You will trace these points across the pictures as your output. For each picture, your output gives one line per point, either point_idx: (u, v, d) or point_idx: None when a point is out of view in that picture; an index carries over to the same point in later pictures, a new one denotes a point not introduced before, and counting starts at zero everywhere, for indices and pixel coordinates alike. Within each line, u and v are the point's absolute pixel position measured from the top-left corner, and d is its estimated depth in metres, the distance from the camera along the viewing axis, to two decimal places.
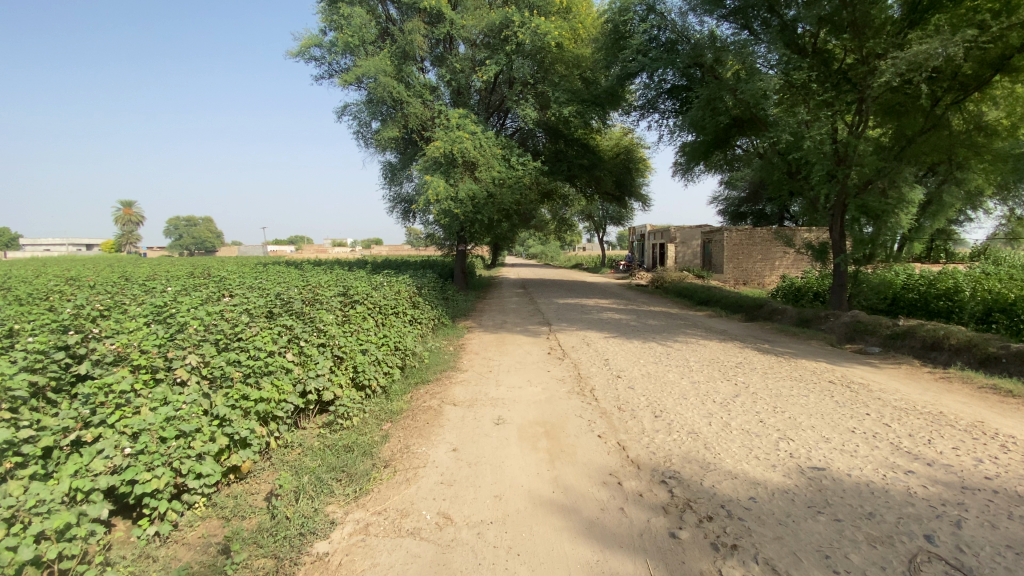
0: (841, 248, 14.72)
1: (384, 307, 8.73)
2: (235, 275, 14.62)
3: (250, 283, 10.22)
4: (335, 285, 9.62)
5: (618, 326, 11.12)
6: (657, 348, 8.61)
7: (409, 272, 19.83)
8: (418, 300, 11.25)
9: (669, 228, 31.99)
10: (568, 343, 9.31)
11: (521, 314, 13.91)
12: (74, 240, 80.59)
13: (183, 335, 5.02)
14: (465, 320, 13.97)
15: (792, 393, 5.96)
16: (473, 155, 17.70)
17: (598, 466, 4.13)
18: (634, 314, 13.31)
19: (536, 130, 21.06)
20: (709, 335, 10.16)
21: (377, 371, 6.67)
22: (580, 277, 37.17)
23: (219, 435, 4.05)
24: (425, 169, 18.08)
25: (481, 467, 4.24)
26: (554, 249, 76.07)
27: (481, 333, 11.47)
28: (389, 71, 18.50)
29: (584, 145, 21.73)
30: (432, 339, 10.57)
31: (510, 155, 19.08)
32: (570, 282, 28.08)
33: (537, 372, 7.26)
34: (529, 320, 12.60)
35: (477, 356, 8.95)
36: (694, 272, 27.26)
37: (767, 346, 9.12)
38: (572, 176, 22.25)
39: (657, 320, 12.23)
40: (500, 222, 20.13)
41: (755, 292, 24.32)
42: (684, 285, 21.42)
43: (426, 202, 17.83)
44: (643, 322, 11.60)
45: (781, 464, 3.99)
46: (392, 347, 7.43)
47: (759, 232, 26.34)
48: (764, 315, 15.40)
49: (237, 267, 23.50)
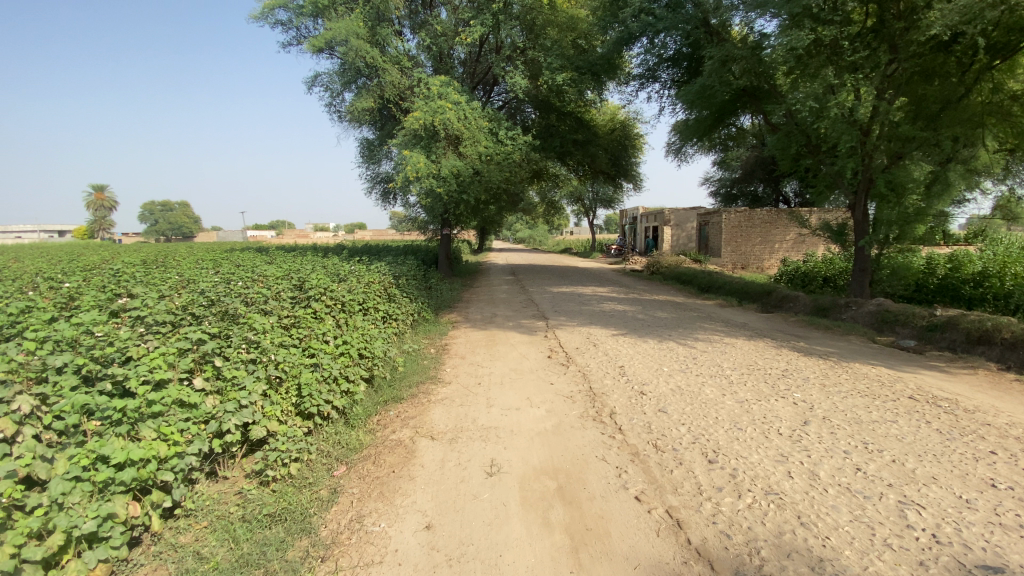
0: (863, 230, 13.42)
1: (346, 303, 7.14)
2: (185, 265, 12.85)
3: (186, 276, 8.52)
4: (287, 277, 7.97)
5: (624, 319, 9.67)
6: (678, 348, 7.17)
7: (387, 258, 18.18)
8: (393, 291, 9.64)
9: (662, 209, 30.59)
10: (571, 343, 7.86)
11: (511, 305, 12.42)
12: (42, 227, 77.31)
13: (27, 362, 3.43)
14: (448, 312, 12.43)
15: (873, 419, 4.58)
16: (457, 127, 16.00)
17: (648, 564, 2.69)
18: (638, 304, 11.89)
19: (526, 102, 19.33)
20: (730, 330, 8.78)
21: (330, 390, 5.13)
22: (569, 261, 35.78)
23: (49, 530, 2.53)
24: (403, 144, 16.38)
25: (467, 568, 2.76)
26: (542, 232, 74.56)
27: (467, 329, 9.95)
28: (362, 34, 16.60)
29: (578, 119, 20.06)
30: (410, 338, 9.04)
31: (496, 129, 17.37)
32: (561, 268, 26.63)
33: (537, 386, 5.78)
34: (521, 313, 11.10)
35: (463, 361, 7.43)
36: (690, 256, 25.95)
37: (804, 345, 7.75)
38: (564, 154, 20.60)
39: (666, 311, 10.84)
40: (487, 203, 18.50)
41: (756, 276, 23.11)
42: (683, 270, 20.11)
43: (405, 181, 16.15)
44: (650, 315, 10.17)
45: (934, 563, 2.61)
46: (355, 355, 5.89)
47: (759, 213, 25.05)
48: (775, 303, 14.12)
49: (201, 254, 21.55)
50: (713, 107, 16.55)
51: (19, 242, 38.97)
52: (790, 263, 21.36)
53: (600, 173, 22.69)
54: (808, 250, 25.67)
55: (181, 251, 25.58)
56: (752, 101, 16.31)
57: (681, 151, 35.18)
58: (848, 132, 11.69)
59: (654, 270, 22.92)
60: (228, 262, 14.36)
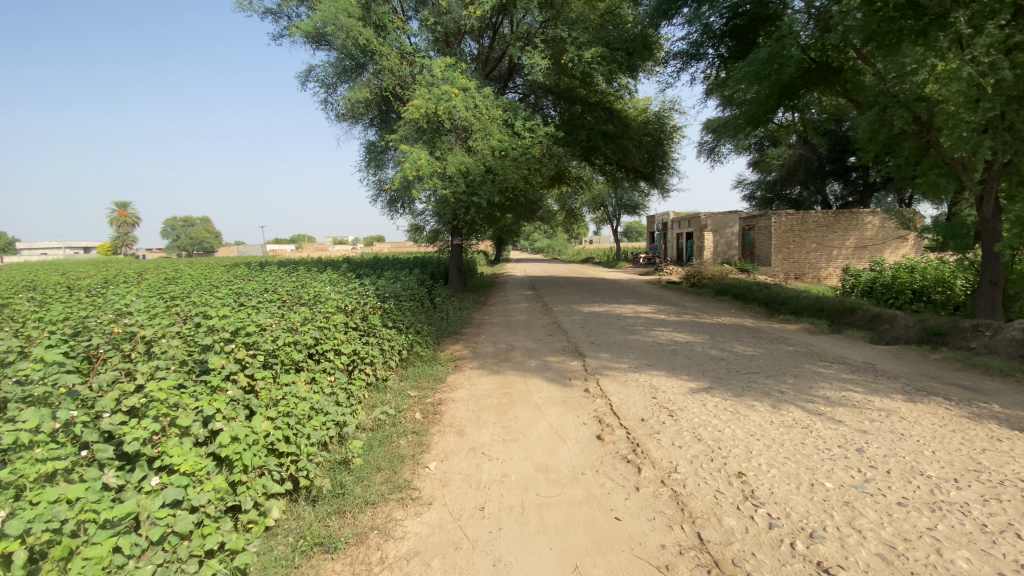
0: (994, 230, 10.46)
1: (268, 354, 4.57)
2: (132, 288, 10.44)
3: (70, 312, 6.04)
4: (198, 311, 5.41)
5: (694, 359, 6.83)
6: (816, 426, 4.34)
7: (387, 273, 15.64)
8: (372, 322, 7.03)
9: (697, 214, 27.61)
10: (630, 405, 5.07)
11: (533, 332, 9.69)
12: (68, 245, 78.45)
13: None
14: (452, 342, 9.75)
15: None
16: (465, 117, 13.46)
17: None
18: (702, 331, 9.01)
19: (546, 93, 16.97)
20: (861, 379, 5.87)
21: (164, 565, 2.50)
22: (593, 271, 32.79)
23: None
24: (404, 138, 13.97)
25: None
26: (562, 242, 71.84)
27: (473, 372, 7.22)
28: (355, 12, 14.26)
29: (607, 109, 17.30)
30: (391, 391, 6.34)
31: (513, 120, 14.67)
32: (588, 280, 23.76)
33: (588, 528, 3.05)
34: (547, 346, 8.37)
35: (462, 437, 4.72)
36: (735, 265, 22.85)
37: (1010, 414, 4.79)
38: (591, 152, 17.83)
39: (745, 343, 7.95)
40: (502, 207, 15.86)
41: (815, 288, 19.94)
42: (733, 282, 17.12)
43: (405, 183, 13.67)
44: (727, 351, 7.29)
45: None
46: (252, 464, 3.28)
47: (814, 216, 21.92)
48: (865, 323, 11.11)
49: (185, 271, 19.29)
50: (771, 88, 13.65)
51: (28, 260, 37.68)
52: (858, 274, 18.16)
53: (631, 172, 19.83)
54: (871, 257, 22.34)
55: (173, 267, 23.50)
56: (826, 75, 13.69)
57: (713, 150, 32.34)
58: (986, 100, 9.07)
59: (695, 281, 19.95)
60: (196, 283, 12.01)
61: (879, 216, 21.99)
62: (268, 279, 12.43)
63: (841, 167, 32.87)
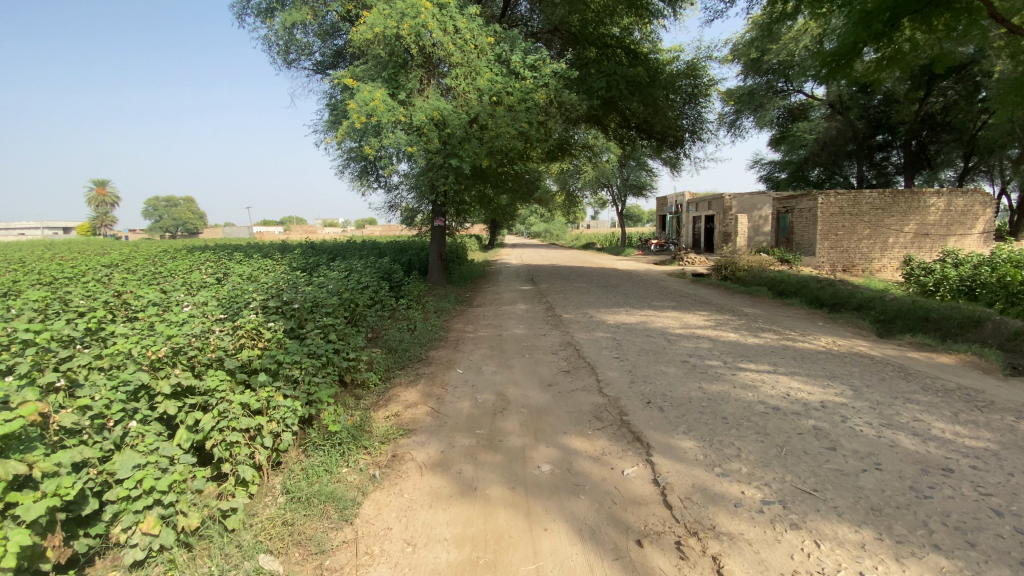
0: None
1: None
2: None
3: None
4: None
5: (893, 473, 3.18)
6: None
7: (342, 262, 11.87)
8: (209, 382, 3.41)
9: (721, 194, 23.94)
10: None
11: (537, 366, 6.03)
12: (47, 225, 74.72)
13: None
14: (406, 379, 6.04)
15: None
16: (440, 42, 9.63)
17: None
18: (822, 373, 5.35)
19: (554, 27, 13.11)
20: None
21: None
22: (598, 259, 28.87)
23: None
24: (356, 75, 10.03)
25: None
26: (561, 227, 67.85)
27: (425, 481, 3.51)
28: None
29: (629, 51, 13.46)
30: (211, 562, 2.73)
31: (509, 54, 10.69)
32: (598, 270, 20.00)
33: None
34: (566, 404, 4.69)
35: None
36: (772, 253, 19.21)
37: None
38: (607, 108, 13.91)
39: (932, 409, 4.28)
40: (494, 177, 12.04)
41: (873, 283, 16.38)
42: (787, 278, 13.45)
43: (356, 138, 9.81)
44: (932, 442, 3.63)
45: None
46: None
47: (868, 196, 18.28)
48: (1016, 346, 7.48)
49: (100, 257, 15.43)
50: None
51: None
52: (933, 267, 14.67)
53: (653, 139, 15.96)
54: (934, 247, 18.70)
55: (107, 251, 19.68)
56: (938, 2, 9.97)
57: (735, 123, 28.50)
58: None
59: (728, 273, 16.35)
60: (49, 276, 8.35)
61: (944, 197, 18.38)
62: (160, 274, 8.81)
63: (869, 145, 28.99)
